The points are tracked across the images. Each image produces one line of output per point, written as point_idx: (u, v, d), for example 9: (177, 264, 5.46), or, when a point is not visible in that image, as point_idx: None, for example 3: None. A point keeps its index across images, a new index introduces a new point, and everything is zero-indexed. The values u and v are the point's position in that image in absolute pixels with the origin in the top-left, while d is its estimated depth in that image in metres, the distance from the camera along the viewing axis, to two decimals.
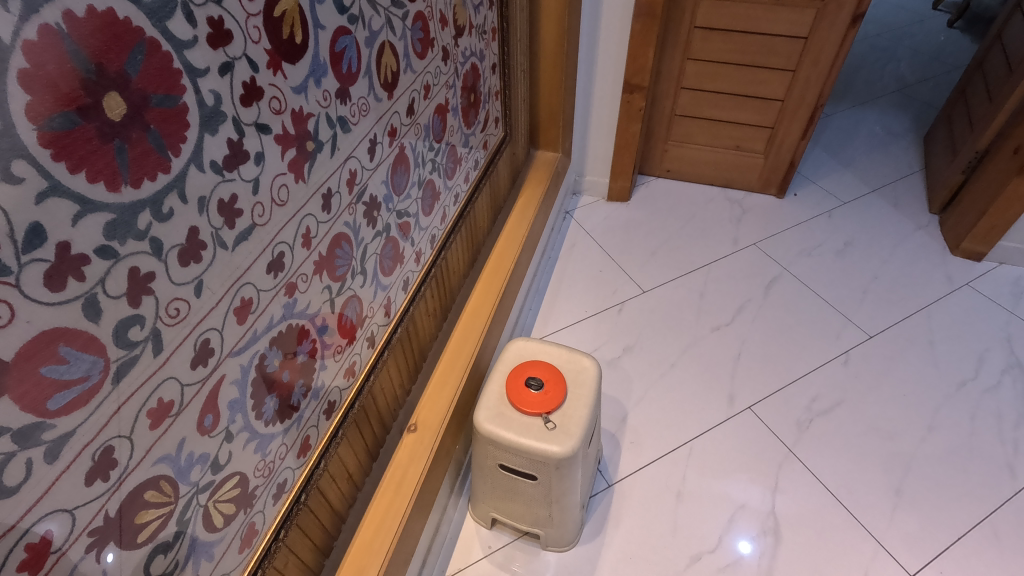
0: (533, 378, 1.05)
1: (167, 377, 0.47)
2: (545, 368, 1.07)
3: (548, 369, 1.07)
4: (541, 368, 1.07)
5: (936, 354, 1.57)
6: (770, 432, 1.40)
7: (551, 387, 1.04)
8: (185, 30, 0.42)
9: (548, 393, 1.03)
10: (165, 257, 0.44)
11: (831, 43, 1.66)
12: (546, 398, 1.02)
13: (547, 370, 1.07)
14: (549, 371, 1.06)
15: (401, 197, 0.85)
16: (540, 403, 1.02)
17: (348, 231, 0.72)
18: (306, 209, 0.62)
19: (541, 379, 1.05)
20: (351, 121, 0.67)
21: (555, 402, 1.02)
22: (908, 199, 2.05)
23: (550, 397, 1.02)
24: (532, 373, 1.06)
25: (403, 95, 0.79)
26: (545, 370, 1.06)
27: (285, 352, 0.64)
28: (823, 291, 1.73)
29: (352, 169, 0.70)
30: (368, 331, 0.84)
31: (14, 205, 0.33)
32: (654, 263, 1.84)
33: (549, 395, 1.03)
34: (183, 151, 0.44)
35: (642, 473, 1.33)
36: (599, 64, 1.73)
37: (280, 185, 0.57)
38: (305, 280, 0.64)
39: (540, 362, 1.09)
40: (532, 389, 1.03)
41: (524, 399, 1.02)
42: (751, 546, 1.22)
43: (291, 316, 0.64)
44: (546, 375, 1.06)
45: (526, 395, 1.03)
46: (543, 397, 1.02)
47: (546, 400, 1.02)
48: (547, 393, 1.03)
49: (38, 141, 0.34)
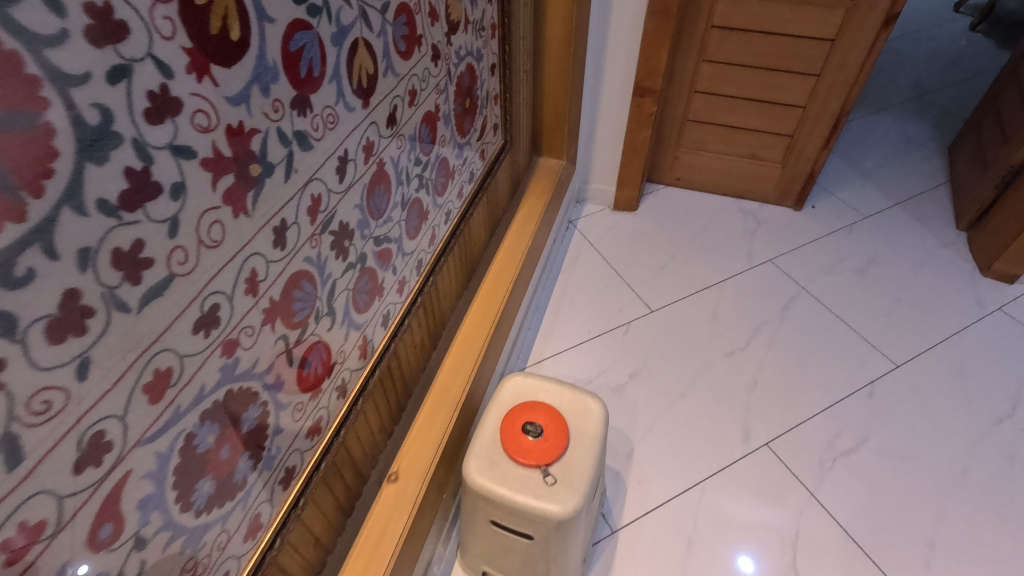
0: (532, 426, 0.92)
1: (35, 492, 0.35)
2: (545, 413, 0.94)
3: (548, 413, 0.94)
4: (541, 412, 0.95)
5: (968, 387, 1.45)
6: (789, 473, 1.28)
7: (552, 434, 0.92)
8: (46, 21, 0.30)
9: (548, 442, 0.91)
10: (22, 336, 0.32)
11: (859, 47, 1.54)
12: (547, 448, 0.90)
13: (547, 415, 0.94)
14: (550, 416, 0.94)
15: (380, 221, 0.73)
16: (539, 453, 0.89)
17: (311, 267, 0.60)
18: (250, 249, 0.49)
19: (541, 427, 0.93)
20: (313, 136, 0.55)
21: (555, 453, 0.90)
22: (933, 214, 1.93)
23: (551, 448, 0.90)
24: (531, 419, 0.94)
25: (382, 103, 0.67)
26: (545, 414, 0.94)
27: (223, 425, 0.51)
28: (844, 313, 1.61)
29: (314, 194, 0.57)
30: (338, 379, 0.72)
31: None
32: (662, 280, 1.71)
33: (551, 443, 0.91)
34: (49, 190, 0.32)
35: (648, 518, 1.21)
36: (608, 65, 1.60)
37: (211, 223, 0.44)
38: (251, 334, 0.52)
39: (540, 405, 0.96)
40: (530, 437, 0.91)
41: (521, 451, 0.90)
42: (755, 565, 1.15)
43: (233, 379, 0.51)
44: (546, 421, 0.93)
45: (524, 445, 0.90)
46: (542, 448, 0.90)
47: (545, 450, 0.90)
48: (547, 442, 0.91)
49: None
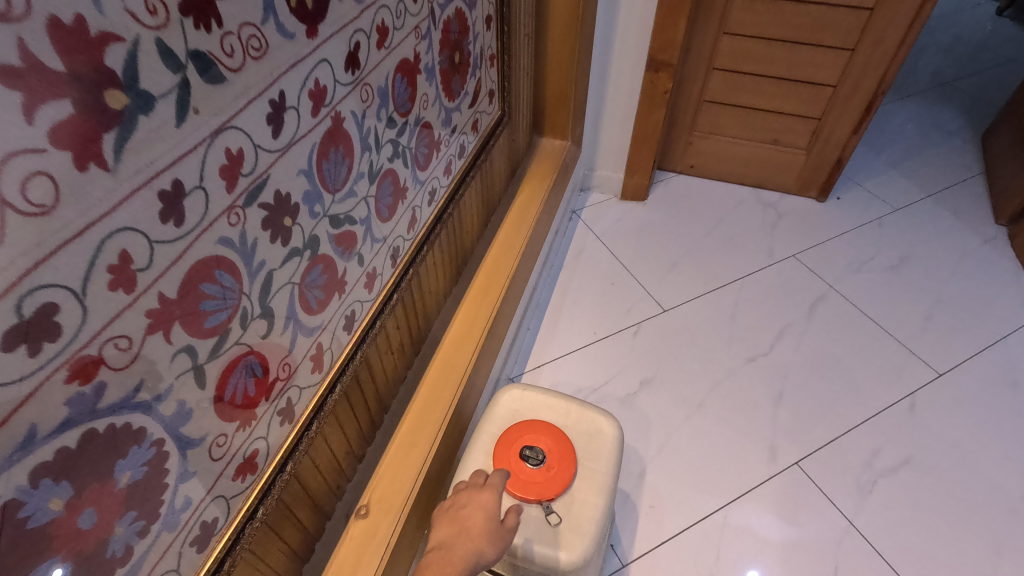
0: (534, 452, 0.76)
1: None
2: (548, 435, 0.78)
3: (552, 437, 0.78)
4: (544, 434, 0.78)
5: (1020, 399, 1.29)
6: (824, 497, 1.12)
7: (556, 464, 0.76)
8: None
9: (551, 472, 0.75)
10: None
11: (901, 17, 1.37)
12: (549, 480, 0.75)
13: (551, 438, 0.78)
14: (554, 440, 0.78)
15: (339, 195, 0.56)
16: (540, 488, 0.74)
17: (231, 253, 0.43)
18: (115, 221, 0.33)
19: (545, 453, 0.77)
20: (225, 63, 0.38)
21: (560, 487, 0.74)
22: (969, 207, 1.77)
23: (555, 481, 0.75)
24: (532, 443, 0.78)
25: (338, 36, 0.50)
26: (548, 438, 0.78)
27: (82, 481, 0.35)
28: (878, 315, 1.45)
29: (230, 147, 0.41)
30: (283, 399, 0.56)
31: None
32: (675, 276, 1.55)
33: (555, 475, 0.75)
34: None
35: (663, 550, 1.05)
36: (618, 36, 1.44)
37: (29, 176, 0.28)
38: (127, 347, 0.36)
39: (542, 425, 0.79)
40: (530, 467, 0.75)
41: (519, 484, 0.74)
42: None
43: (96, 415, 0.35)
44: (550, 446, 0.77)
45: (522, 477, 0.75)
46: (543, 481, 0.75)
47: (548, 484, 0.74)
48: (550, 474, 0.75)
49: None
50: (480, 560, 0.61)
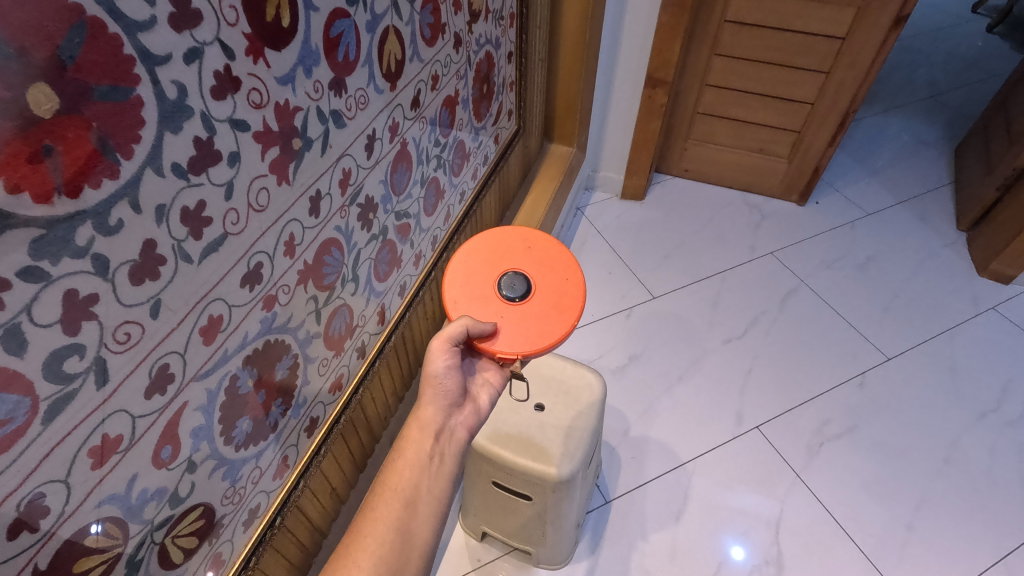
0: (506, 287, 0.74)
1: (116, 409, 0.41)
2: (502, 257, 0.78)
3: (506, 248, 0.79)
4: (509, 236, 0.81)
5: (957, 379, 1.49)
6: (778, 455, 1.34)
7: (537, 274, 0.75)
8: (141, 9, 0.35)
9: (552, 275, 0.76)
10: (112, 276, 0.38)
11: (870, 46, 1.55)
12: (554, 298, 0.74)
13: (507, 250, 0.79)
14: (509, 258, 0.78)
15: (401, 197, 0.79)
16: (551, 319, 0.71)
17: (339, 235, 0.65)
18: (291, 214, 0.55)
19: (523, 275, 0.75)
20: (347, 115, 0.60)
21: (520, 326, 0.71)
22: (936, 214, 1.96)
23: (569, 284, 0.76)
24: (493, 302, 0.73)
25: (408, 87, 0.72)
26: (499, 264, 0.77)
27: (261, 372, 0.58)
28: (841, 307, 1.65)
29: (346, 168, 0.63)
30: (358, 340, 0.78)
31: None
32: (665, 268, 1.76)
33: (552, 274, 0.76)
34: (137, 153, 0.37)
35: (640, 491, 1.28)
36: (621, 56, 1.63)
37: (260, 189, 0.50)
38: (287, 292, 0.58)
39: (472, 270, 0.77)
40: (511, 310, 0.72)
41: (532, 338, 0.70)
42: None
43: (270, 331, 0.58)
44: (521, 263, 0.77)
45: (519, 336, 0.70)
46: (553, 304, 0.73)
47: (561, 301, 0.73)
48: (551, 286, 0.75)
49: None
50: (427, 451, 0.68)
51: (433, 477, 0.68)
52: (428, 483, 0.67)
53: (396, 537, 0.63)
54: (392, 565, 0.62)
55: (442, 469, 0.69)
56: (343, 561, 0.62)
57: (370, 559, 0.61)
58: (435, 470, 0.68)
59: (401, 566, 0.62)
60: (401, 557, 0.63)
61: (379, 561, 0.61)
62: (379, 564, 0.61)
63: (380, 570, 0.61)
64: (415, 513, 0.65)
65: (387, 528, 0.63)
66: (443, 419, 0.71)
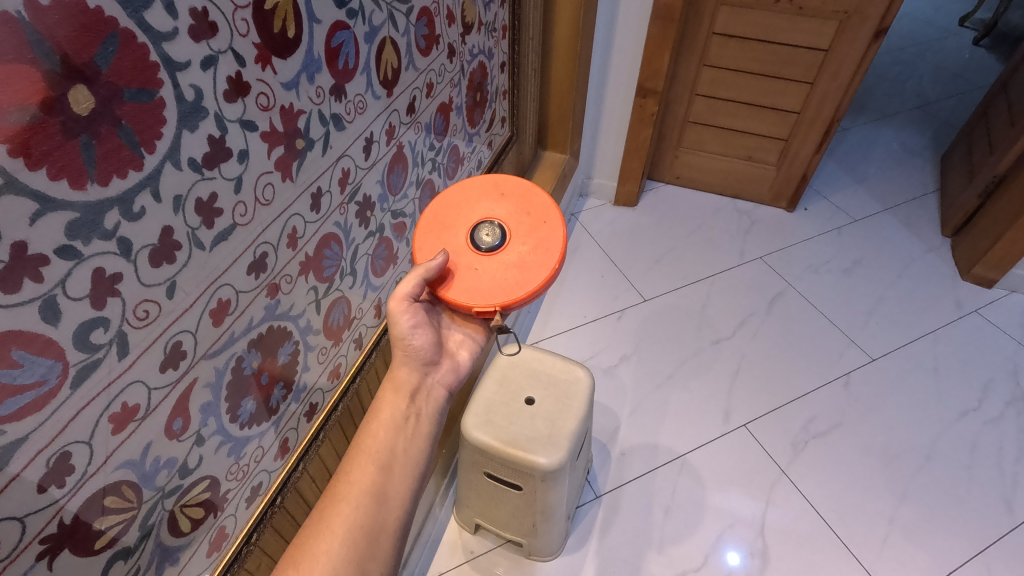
0: (479, 238, 0.77)
1: (134, 380, 0.46)
2: (474, 208, 0.80)
3: (478, 197, 0.81)
4: (481, 184, 0.82)
5: (939, 380, 1.53)
6: (764, 452, 1.38)
7: (513, 222, 0.78)
8: (164, 21, 0.40)
9: (526, 221, 0.79)
10: (135, 257, 0.43)
11: (851, 57, 1.62)
12: (532, 247, 0.77)
13: (479, 199, 0.81)
14: (482, 208, 0.80)
15: (397, 197, 0.84)
16: (529, 267, 0.75)
17: (338, 231, 0.70)
18: (294, 209, 0.60)
19: (498, 223, 0.78)
20: (346, 119, 0.65)
21: (497, 273, 0.75)
22: (921, 220, 2.01)
23: (545, 227, 0.79)
24: (470, 251, 0.77)
25: (403, 93, 0.77)
26: (470, 216, 0.79)
27: (264, 355, 0.62)
28: (827, 310, 1.70)
29: (345, 168, 0.67)
30: (356, 332, 0.83)
31: (6, 223, 0.34)
32: (656, 272, 1.81)
33: (526, 220, 0.79)
34: (158, 147, 0.42)
35: (629, 486, 1.32)
36: (613, 67, 1.69)
37: (266, 184, 0.55)
38: (289, 281, 0.63)
39: (444, 223, 0.79)
40: (486, 260, 0.76)
41: (508, 287, 0.74)
42: None
43: (274, 317, 0.62)
44: (496, 213, 0.79)
45: (494, 286, 0.74)
46: (530, 251, 0.76)
47: (538, 247, 0.77)
48: (527, 232, 0.78)
49: (8, 148, 0.33)
50: (402, 410, 0.72)
51: (409, 439, 0.71)
52: (404, 444, 0.70)
53: (372, 499, 0.66)
54: (368, 524, 0.64)
55: (418, 429, 0.72)
56: (320, 526, 0.64)
57: (346, 520, 0.64)
58: (410, 431, 0.71)
59: (378, 523, 0.65)
60: (378, 517, 0.65)
61: (356, 521, 0.64)
62: (356, 524, 0.64)
63: (356, 530, 0.63)
64: (391, 476, 0.68)
65: (363, 490, 0.66)
66: (417, 381, 0.75)
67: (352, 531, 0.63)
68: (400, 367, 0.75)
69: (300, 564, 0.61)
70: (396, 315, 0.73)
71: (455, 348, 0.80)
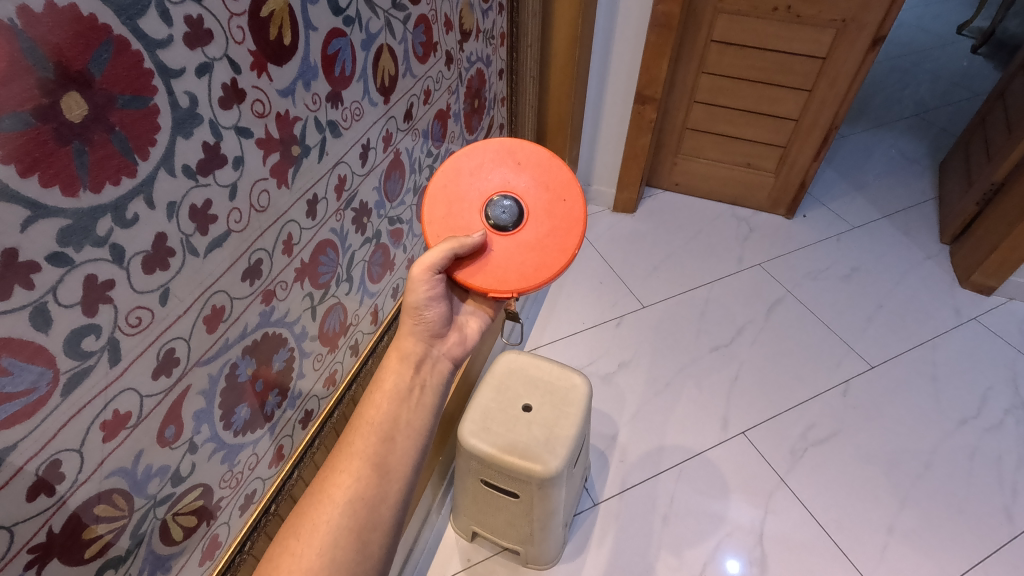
0: (497, 215, 0.75)
1: (126, 387, 0.45)
2: (490, 178, 0.78)
3: (495, 167, 0.78)
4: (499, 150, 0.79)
5: (938, 388, 1.53)
6: (763, 460, 1.37)
7: (531, 197, 0.77)
8: (159, 29, 0.40)
9: (544, 196, 0.77)
10: (127, 264, 0.42)
11: (849, 65, 1.62)
12: (551, 225, 0.76)
13: (497, 167, 0.78)
14: (500, 179, 0.78)
15: (395, 203, 0.84)
16: (548, 248, 0.75)
17: (335, 237, 0.70)
18: (289, 215, 0.60)
19: (517, 198, 0.76)
20: (342, 125, 0.65)
21: (518, 252, 0.75)
22: (920, 227, 2.01)
23: (564, 203, 0.78)
24: (487, 227, 0.75)
25: (401, 100, 0.77)
26: (488, 189, 0.77)
27: (259, 362, 0.62)
28: (826, 317, 1.70)
29: (342, 174, 0.67)
30: (352, 338, 0.82)
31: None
32: (655, 278, 1.81)
33: (545, 195, 0.77)
34: (152, 154, 0.42)
35: (627, 493, 1.31)
36: (611, 74, 1.69)
37: (261, 191, 0.55)
38: (284, 288, 0.63)
39: (459, 194, 0.77)
40: (504, 240, 0.75)
41: (524, 272, 0.74)
42: None
43: (269, 324, 0.62)
44: (513, 184, 0.77)
45: (512, 268, 0.74)
46: (548, 229, 0.76)
47: (556, 225, 0.76)
48: (545, 209, 0.77)
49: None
50: (407, 379, 0.71)
51: (412, 410, 0.70)
52: (407, 416, 0.69)
53: (373, 471, 0.65)
54: (368, 496, 0.63)
55: (422, 401, 0.71)
56: (322, 495, 0.63)
57: (347, 490, 0.63)
58: (414, 403, 0.70)
59: (379, 495, 0.64)
60: (380, 488, 0.64)
61: (357, 491, 0.63)
62: (357, 494, 0.63)
63: (357, 500, 0.63)
64: (393, 447, 0.67)
65: (365, 461, 0.65)
66: (423, 351, 0.75)
67: (352, 502, 0.63)
68: (409, 337, 0.75)
69: (302, 533, 0.61)
70: (416, 285, 0.72)
71: (464, 321, 0.79)
